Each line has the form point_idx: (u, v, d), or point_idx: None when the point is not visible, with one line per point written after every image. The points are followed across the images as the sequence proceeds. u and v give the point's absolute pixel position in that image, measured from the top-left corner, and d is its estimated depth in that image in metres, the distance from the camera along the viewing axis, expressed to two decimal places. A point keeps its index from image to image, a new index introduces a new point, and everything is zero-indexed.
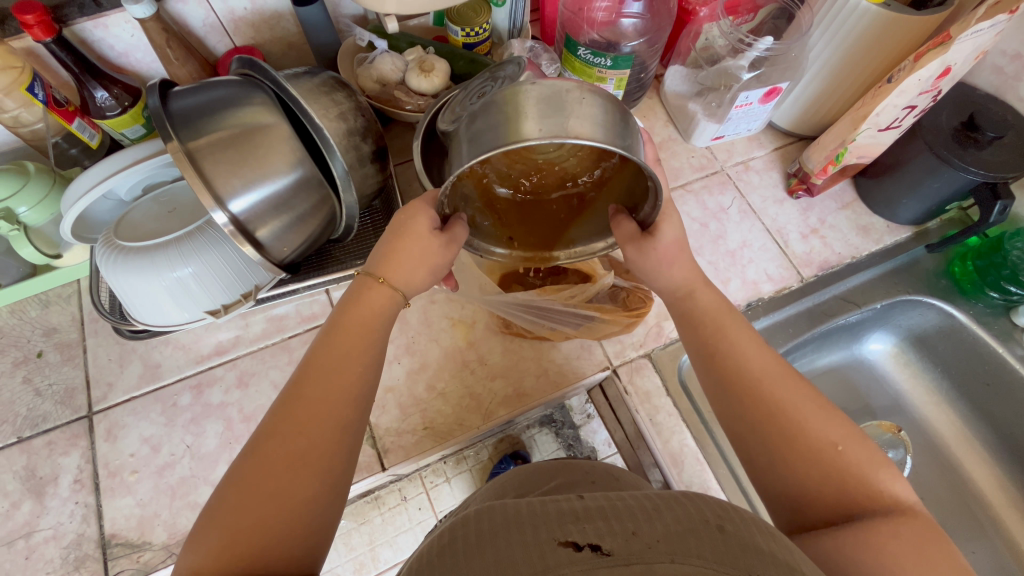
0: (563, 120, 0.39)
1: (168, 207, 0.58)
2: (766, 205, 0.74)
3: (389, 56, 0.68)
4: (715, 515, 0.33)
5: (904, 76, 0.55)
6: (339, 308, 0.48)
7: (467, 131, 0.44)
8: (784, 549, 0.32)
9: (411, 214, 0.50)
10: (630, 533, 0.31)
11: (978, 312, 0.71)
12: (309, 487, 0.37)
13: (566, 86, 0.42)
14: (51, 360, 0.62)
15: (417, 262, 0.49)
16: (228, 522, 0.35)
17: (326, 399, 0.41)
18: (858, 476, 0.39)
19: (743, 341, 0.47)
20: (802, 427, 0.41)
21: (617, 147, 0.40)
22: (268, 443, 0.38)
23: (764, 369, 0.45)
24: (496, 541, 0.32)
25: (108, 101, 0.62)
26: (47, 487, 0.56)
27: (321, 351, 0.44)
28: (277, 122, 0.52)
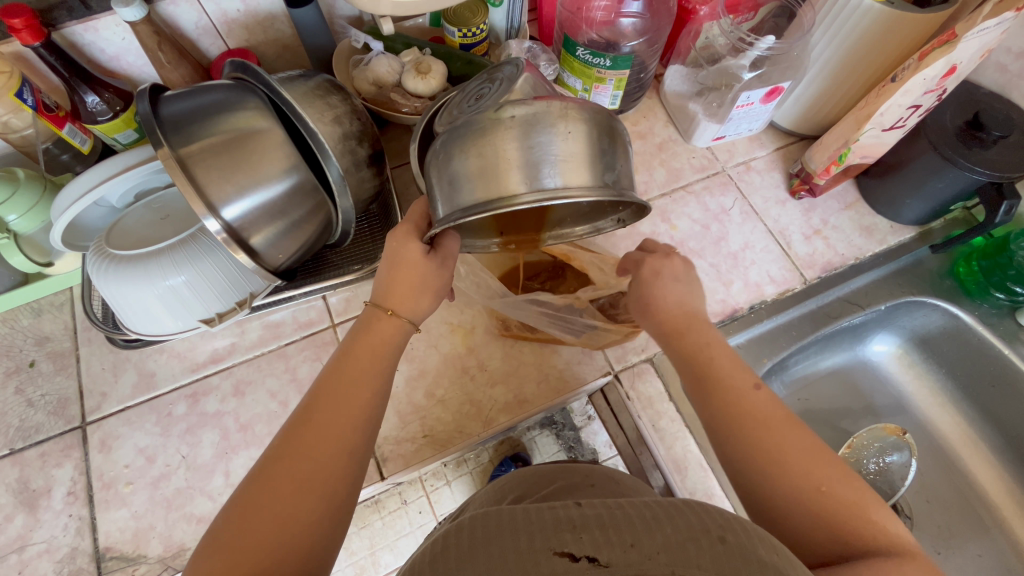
0: (547, 171, 0.42)
1: (160, 213, 0.57)
2: (768, 206, 0.74)
3: (385, 58, 0.66)
4: (717, 526, 0.32)
5: (909, 75, 0.54)
6: (346, 339, 0.47)
7: (447, 164, 0.45)
8: (786, 560, 0.31)
9: (402, 240, 0.48)
10: (629, 545, 0.30)
11: (982, 313, 0.70)
12: (316, 507, 0.37)
13: (546, 117, 0.43)
14: (44, 370, 0.61)
15: (420, 286, 0.48)
16: (232, 545, 0.34)
17: (340, 421, 0.41)
18: (848, 518, 0.38)
19: (731, 377, 0.46)
20: (787, 466, 0.40)
21: (600, 185, 0.43)
22: (275, 466, 0.38)
23: (759, 410, 0.43)
24: (489, 548, 0.31)
25: (99, 106, 0.61)
26: (40, 500, 0.55)
27: (332, 372, 0.44)
28: (271, 127, 0.51)
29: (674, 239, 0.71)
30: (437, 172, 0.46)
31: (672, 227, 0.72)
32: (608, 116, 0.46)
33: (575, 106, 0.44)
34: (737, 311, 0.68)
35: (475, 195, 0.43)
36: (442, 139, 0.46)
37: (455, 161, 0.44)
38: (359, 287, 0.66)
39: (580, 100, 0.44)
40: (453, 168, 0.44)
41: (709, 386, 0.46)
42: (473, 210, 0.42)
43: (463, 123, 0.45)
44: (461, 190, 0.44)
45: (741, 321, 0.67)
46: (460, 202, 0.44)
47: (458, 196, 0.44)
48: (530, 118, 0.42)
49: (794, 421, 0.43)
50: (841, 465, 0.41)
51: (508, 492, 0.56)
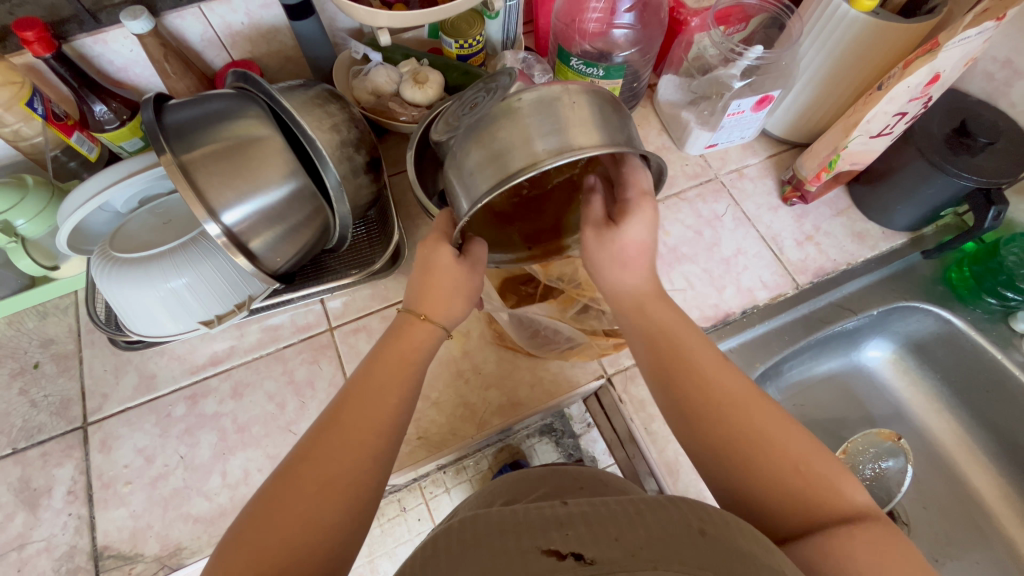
0: (560, 136, 0.43)
1: (163, 218, 0.59)
2: (761, 213, 0.75)
3: (383, 69, 0.69)
4: (698, 520, 0.34)
5: (893, 84, 0.55)
6: (378, 343, 0.48)
7: (465, 154, 0.46)
8: (766, 550, 0.32)
9: (432, 246, 0.50)
10: (613, 539, 0.31)
11: (975, 318, 0.71)
12: (338, 510, 0.38)
13: (552, 95, 0.44)
14: (47, 371, 0.62)
15: (451, 293, 0.50)
16: (256, 543, 0.35)
17: (366, 425, 0.41)
18: (824, 495, 0.38)
19: (694, 354, 0.46)
20: (756, 454, 0.40)
21: (615, 146, 0.44)
22: (302, 465, 0.39)
23: (723, 387, 0.43)
24: (479, 550, 0.32)
25: (106, 115, 0.63)
26: (41, 499, 0.56)
27: (363, 377, 0.45)
28: (271, 134, 0.53)
29: (667, 245, 0.72)
30: (455, 172, 0.48)
31: (665, 234, 0.73)
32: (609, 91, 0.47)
33: (573, 85, 0.45)
34: (729, 316, 0.68)
35: (490, 179, 0.44)
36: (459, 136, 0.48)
37: (470, 156, 0.46)
38: (356, 291, 0.67)
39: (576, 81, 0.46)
40: (469, 162, 0.46)
41: (671, 367, 0.45)
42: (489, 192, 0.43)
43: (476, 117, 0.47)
44: (477, 179, 0.45)
45: (734, 325, 0.68)
46: (479, 191, 0.45)
47: (475, 186, 0.45)
48: (533, 99, 0.44)
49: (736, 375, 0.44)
50: (813, 439, 0.41)
51: (497, 496, 0.56)
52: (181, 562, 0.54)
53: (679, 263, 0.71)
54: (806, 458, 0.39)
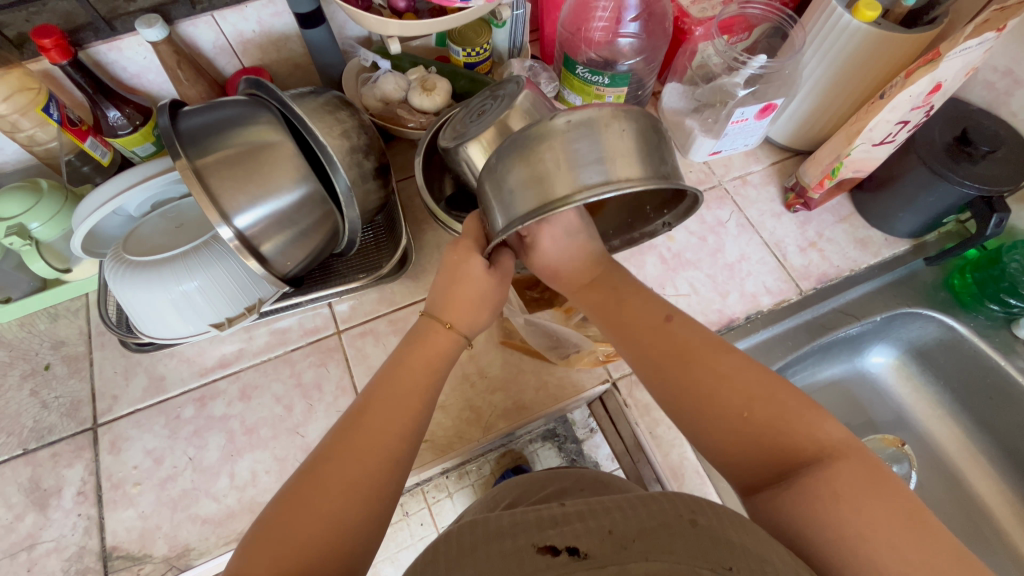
0: (606, 165, 0.44)
1: (175, 222, 0.60)
2: (764, 219, 0.75)
3: (392, 76, 0.69)
4: (689, 510, 0.34)
5: (895, 93, 0.56)
6: (401, 348, 0.50)
7: (506, 171, 0.47)
8: (756, 536, 0.33)
9: (464, 255, 0.51)
10: (605, 532, 0.33)
11: (978, 325, 0.71)
12: (358, 511, 0.38)
13: (599, 120, 0.45)
14: (58, 373, 0.63)
15: (477, 303, 0.52)
16: (275, 541, 0.35)
17: (387, 428, 0.42)
18: (778, 439, 0.39)
19: (656, 321, 0.49)
20: (710, 408, 0.42)
21: (657, 177, 0.45)
22: (324, 467, 0.40)
23: (681, 348, 0.46)
24: (476, 553, 0.33)
25: (119, 121, 0.65)
26: (50, 500, 0.57)
27: (385, 382, 0.46)
28: (283, 140, 0.54)
29: (671, 250, 0.73)
30: (492, 186, 0.48)
31: (669, 239, 0.73)
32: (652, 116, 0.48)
33: (617, 109, 0.46)
34: (733, 321, 0.69)
35: (531, 202, 0.45)
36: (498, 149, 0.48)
37: (511, 173, 0.46)
38: (364, 294, 0.68)
39: (620, 103, 0.46)
40: (508, 178, 0.47)
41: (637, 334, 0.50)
42: (530, 215, 0.44)
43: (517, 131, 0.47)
44: (516, 199, 0.46)
45: (738, 330, 0.68)
46: (517, 211, 0.46)
47: (513, 206, 0.46)
48: (581, 123, 0.45)
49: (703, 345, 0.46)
50: (776, 387, 0.41)
51: (501, 499, 0.57)
52: (189, 563, 0.54)
53: (683, 269, 0.72)
54: (752, 404, 0.40)
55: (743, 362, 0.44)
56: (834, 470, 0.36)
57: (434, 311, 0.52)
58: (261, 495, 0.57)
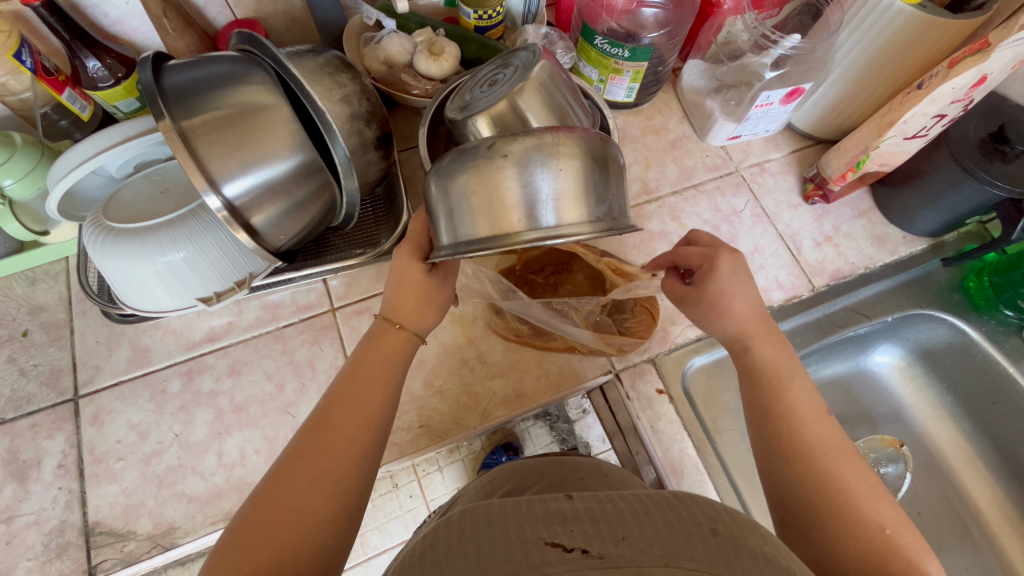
0: (542, 208, 0.41)
1: (160, 186, 0.56)
2: (780, 210, 0.72)
3: (398, 36, 0.65)
4: (708, 519, 0.33)
5: (937, 83, 0.53)
6: (354, 352, 0.47)
7: (446, 192, 0.43)
8: (777, 549, 0.32)
9: (406, 259, 0.48)
10: (620, 538, 0.31)
11: (990, 330, 0.70)
12: (329, 506, 0.37)
13: (543, 149, 0.41)
14: (37, 340, 0.60)
15: (423, 301, 0.48)
16: (252, 538, 0.35)
17: (354, 423, 0.41)
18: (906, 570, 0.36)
19: (800, 405, 0.44)
20: (851, 506, 0.39)
21: (598, 223, 0.42)
22: (294, 464, 0.38)
23: (834, 447, 0.42)
24: (481, 540, 0.31)
25: (100, 72, 0.59)
26: (30, 471, 0.55)
27: (348, 378, 0.44)
28: (277, 104, 0.49)
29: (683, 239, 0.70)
30: (436, 194, 0.44)
31: (681, 227, 0.71)
32: (606, 144, 0.44)
33: (569, 136, 0.42)
34: None
35: (478, 228, 0.42)
36: (438, 162, 0.44)
37: (455, 194, 0.43)
38: (359, 271, 0.64)
39: (572, 128, 0.43)
40: (450, 199, 0.43)
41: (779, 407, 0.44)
42: (474, 244, 0.42)
43: (459, 145, 0.43)
44: (462, 222, 0.43)
45: None
46: (461, 234, 0.43)
47: (459, 228, 0.43)
48: (523, 154, 0.41)
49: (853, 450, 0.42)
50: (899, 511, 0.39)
51: (499, 486, 0.55)
52: (175, 542, 0.53)
53: None
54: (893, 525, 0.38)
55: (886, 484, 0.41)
56: None
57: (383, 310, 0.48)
58: (250, 475, 0.55)
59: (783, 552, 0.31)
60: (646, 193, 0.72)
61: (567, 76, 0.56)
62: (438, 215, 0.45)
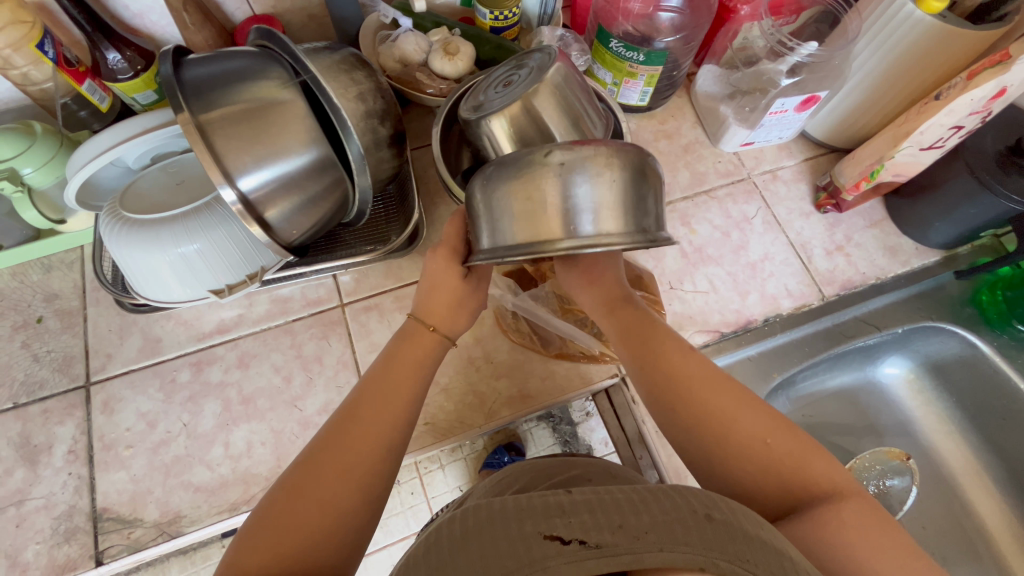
0: (584, 215, 0.41)
1: (176, 178, 0.57)
2: (791, 218, 0.72)
3: (414, 35, 0.65)
4: (703, 505, 0.33)
5: (955, 95, 0.52)
6: (387, 348, 0.48)
7: (488, 196, 0.44)
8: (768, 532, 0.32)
9: (441, 263, 0.49)
10: (617, 526, 0.31)
11: (1001, 345, 0.69)
12: (352, 497, 0.38)
13: (584, 158, 0.41)
14: (51, 327, 0.61)
15: (455, 305, 0.50)
16: (278, 524, 0.35)
17: (382, 418, 0.42)
18: (795, 473, 0.40)
19: (665, 347, 0.48)
20: (731, 430, 0.43)
21: (637, 234, 0.42)
22: (320, 455, 0.39)
23: (693, 374, 0.46)
24: (486, 538, 0.31)
25: (119, 64, 0.60)
26: (41, 456, 0.55)
27: (379, 375, 0.45)
28: (294, 99, 0.50)
29: (692, 244, 0.70)
30: (479, 198, 0.45)
31: (691, 233, 0.70)
32: (648, 156, 0.44)
33: (612, 148, 0.42)
34: (751, 322, 0.67)
35: (517, 235, 0.42)
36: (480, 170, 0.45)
37: (500, 200, 0.43)
38: (369, 268, 0.65)
39: (618, 141, 0.42)
40: (494, 204, 0.43)
41: (649, 355, 0.48)
42: (515, 249, 0.42)
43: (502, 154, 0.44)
44: (501, 229, 0.43)
45: (755, 332, 0.66)
46: (502, 239, 0.44)
47: (501, 234, 0.44)
48: (566, 162, 0.40)
49: (723, 375, 0.46)
50: (772, 414, 0.43)
51: (511, 484, 0.55)
52: (180, 530, 0.53)
53: (703, 264, 0.69)
54: (771, 433, 0.42)
55: (754, 395, 0.45)
56: (843, 506, 0.38)
57: (416, 312, 0.49)
58: (256, 467, 0.56)
59: (775, 535, 0.32)
60: None
61: (576, 70, 0.56)
62: (478, 218, 0.46)
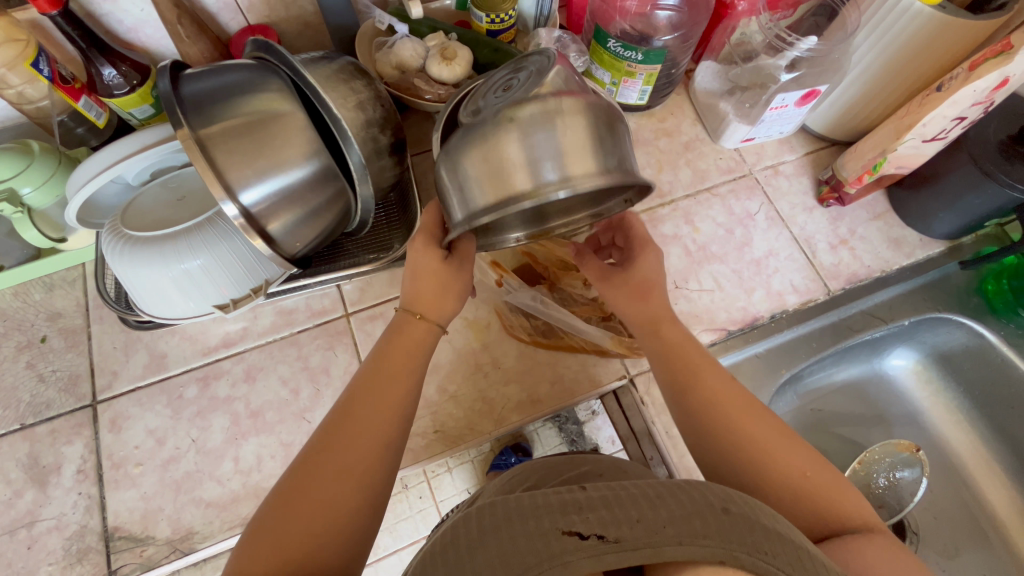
0: (548, 163, 0.41)
1: (177, 193, 0.56)
2: (794, 213, 0.72)
3: (410, 41, 0.65)
4: (720, 499, 0.32)
5: (956, 86, 0.52)
6: (380, 343, 0.47)
7: (456, 165, 0.44)
8: (781, 522, 0.32)
9: (421, 249, 0.49)
10: (635, 520, 0.31)
11: (1008, 333, 0.69)
12: (354, 497, 0.38)
13: (543, 106, 0.41)
14: (55, 346, 0.61)
15: (444, 290, 0.49)
16: (281, 526, 0.35)
17: (378, 413, 0.42)
18: (828, 505, 0.42)
19: (702, 375, 0.49)
20: (769, 458, 0.43)
21: (608, 175, 0.42)
22: (320, 455, 0.39)
23: (730, 403, 0.46)
24: (503, 534, 0.31)
25: (116, 79, 0.59)
26: (49, 477, 0.55)
27: (372, 371, 0.45)
28: (293, 111, 0.50)
29: (696, 243, 0.69)
30: (448, 174, 0.46)
31: (694, 231, 0.70)
32: (609, 103, 0.44)
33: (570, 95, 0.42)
34: (757, 320, 0.66)
35: (487, 196, 0.42)
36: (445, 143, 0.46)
37: (467, 166, 0.43)
38: (374, 277, 0.65)
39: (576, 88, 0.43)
40: (462, 173, 0.44)
41: (687, 381, 0.48)
42: (485, 212, 0.42)
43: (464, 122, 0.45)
44: (472, 195, 0.44)
45: (761, 329, 0.66)
46: (474, 205, 0.44)
47: (472, 199, 0.44)
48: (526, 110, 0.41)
49: (760, 406, 0.47)
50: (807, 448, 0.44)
51: (520, 483, 0.54)
52: (192, 547, 0.53)
53: (707, 263, 0.69)
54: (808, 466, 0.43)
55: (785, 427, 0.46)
56: (871, 539, 0.40)
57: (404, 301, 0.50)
58: (266, 481, 0.56)
59: (792, 527, 0.32)
60: (658, 197, 0.72)
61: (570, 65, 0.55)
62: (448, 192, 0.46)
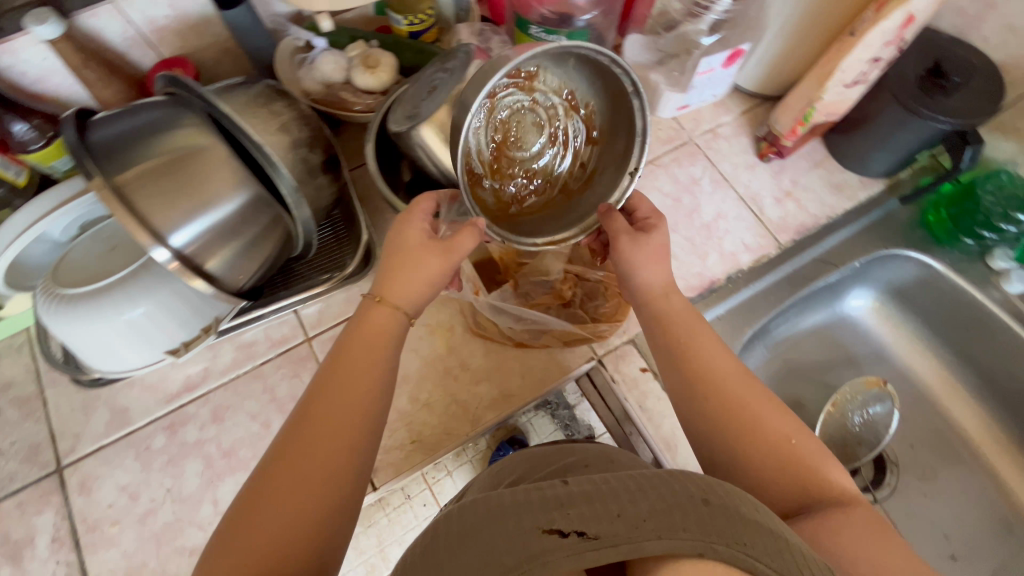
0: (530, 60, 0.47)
1: (109, 243, 0.55)
2: (738, 172, 0.73)
3: (331, 54, 0.64)
4: (700, 488, 0.31)
5: (866, 29, 0.53)
6: (342, 336, 0.46)
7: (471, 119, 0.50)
8: (762, 513, 0.31)
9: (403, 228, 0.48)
10: (615, 515, 0.29)
11: (952, 261, 0.71)
12: (319, 503, 0.36)
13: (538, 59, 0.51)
14: (9, 417, 0.59)
15: (416, 277, 0.47)
16: (240, 539, 0.34)
17: (341, 414, 0.40)
18: (810, 474, 0.42)
19: (697, 340, 0.49)
20: (757, 423, 0.44)
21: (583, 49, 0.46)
22: (279, 461, 0.37)
23: (723, 368, 0.47)
24: (482, 534, 0.30)
25: (28, 134, 0.57)
26: (23, 551, 0.54)
27: (331, 370, 0.42)
28: (213, 144, 0.48)
29: None
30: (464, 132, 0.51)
31: None
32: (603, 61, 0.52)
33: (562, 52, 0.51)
34: (714, 283, 0.67)
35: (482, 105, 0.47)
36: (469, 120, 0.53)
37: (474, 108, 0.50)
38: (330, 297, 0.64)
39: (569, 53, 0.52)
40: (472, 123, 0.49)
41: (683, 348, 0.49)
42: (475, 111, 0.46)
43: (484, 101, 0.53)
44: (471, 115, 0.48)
45: (719, 292, 0.67)
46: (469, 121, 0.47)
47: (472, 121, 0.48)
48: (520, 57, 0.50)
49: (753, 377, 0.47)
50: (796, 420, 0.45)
51: (505, 478, 0.54)
52: None
53: None
54: (794, 435, 0.43)
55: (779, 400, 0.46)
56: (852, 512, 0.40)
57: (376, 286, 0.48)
58: None
59: (777, 520, 0.31)
60: None
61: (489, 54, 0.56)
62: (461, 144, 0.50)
